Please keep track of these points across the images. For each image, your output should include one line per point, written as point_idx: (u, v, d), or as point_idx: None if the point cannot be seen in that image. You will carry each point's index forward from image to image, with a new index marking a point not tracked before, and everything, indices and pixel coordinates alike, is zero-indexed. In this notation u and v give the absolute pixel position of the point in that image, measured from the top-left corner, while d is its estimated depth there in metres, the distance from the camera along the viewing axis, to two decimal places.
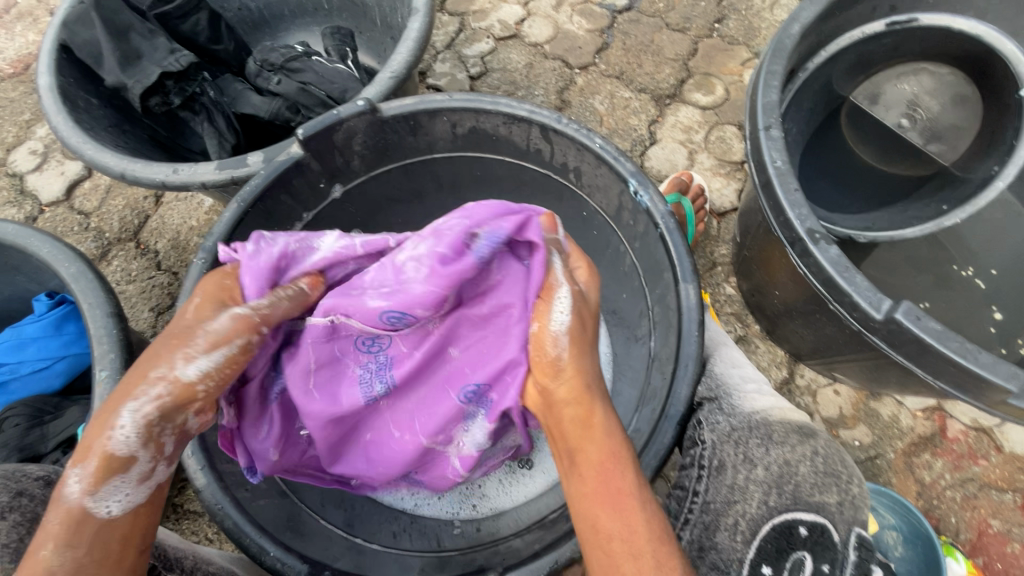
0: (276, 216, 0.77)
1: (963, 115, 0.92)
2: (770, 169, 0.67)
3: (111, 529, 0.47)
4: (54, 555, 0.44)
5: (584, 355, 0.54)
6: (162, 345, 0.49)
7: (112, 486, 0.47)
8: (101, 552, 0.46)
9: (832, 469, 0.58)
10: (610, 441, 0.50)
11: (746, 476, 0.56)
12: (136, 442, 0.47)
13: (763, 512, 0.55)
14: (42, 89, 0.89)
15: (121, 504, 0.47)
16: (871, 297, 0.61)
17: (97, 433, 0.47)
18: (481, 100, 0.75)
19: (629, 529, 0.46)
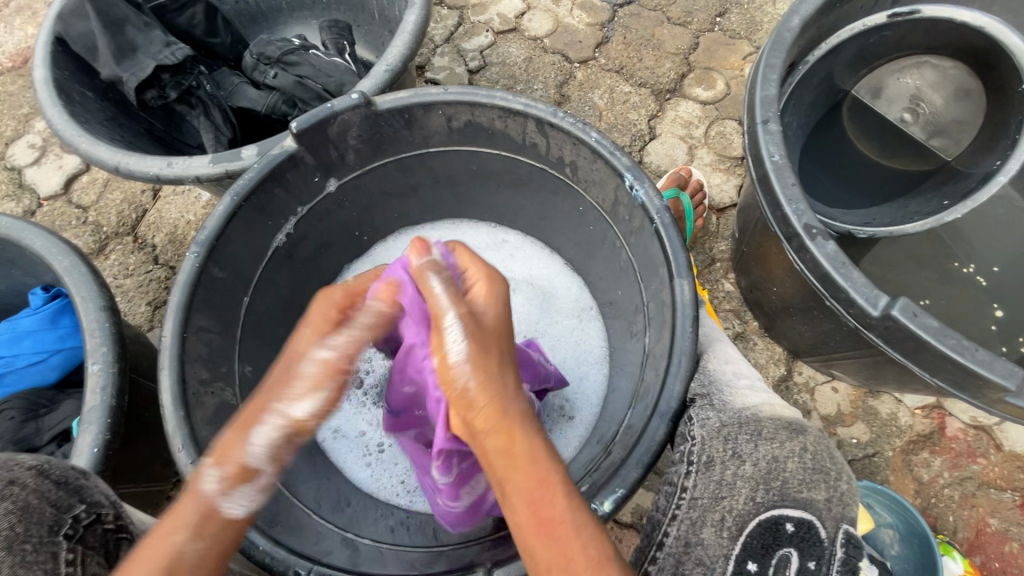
0: (271, 211, 0.77)
1: (967, 108, 0.90)
2: (768, 163, 0.66)
3: (234, 529, 0.50)
4: (187, 545, 0.47)
5: (490, 379, 0.51)
6: (274, 385, 0.55)
7: (241, 493, 0.51)
8: (221, 546, 0.49)
9: (821, 466, 0.57)
10: (536, 465, 0.48)
11: (734, 472, 0.56)
12: (267, 458, 0.53)
13: (750, 508, 0.54)
14: (37, 82, 0.89)
15: (244, 510, 0.51)
16: (867, 293, 0.60)
17: (234, 444, 0.52)
18: (477, 93, 0.74)
19: (567, 559, 0.45)
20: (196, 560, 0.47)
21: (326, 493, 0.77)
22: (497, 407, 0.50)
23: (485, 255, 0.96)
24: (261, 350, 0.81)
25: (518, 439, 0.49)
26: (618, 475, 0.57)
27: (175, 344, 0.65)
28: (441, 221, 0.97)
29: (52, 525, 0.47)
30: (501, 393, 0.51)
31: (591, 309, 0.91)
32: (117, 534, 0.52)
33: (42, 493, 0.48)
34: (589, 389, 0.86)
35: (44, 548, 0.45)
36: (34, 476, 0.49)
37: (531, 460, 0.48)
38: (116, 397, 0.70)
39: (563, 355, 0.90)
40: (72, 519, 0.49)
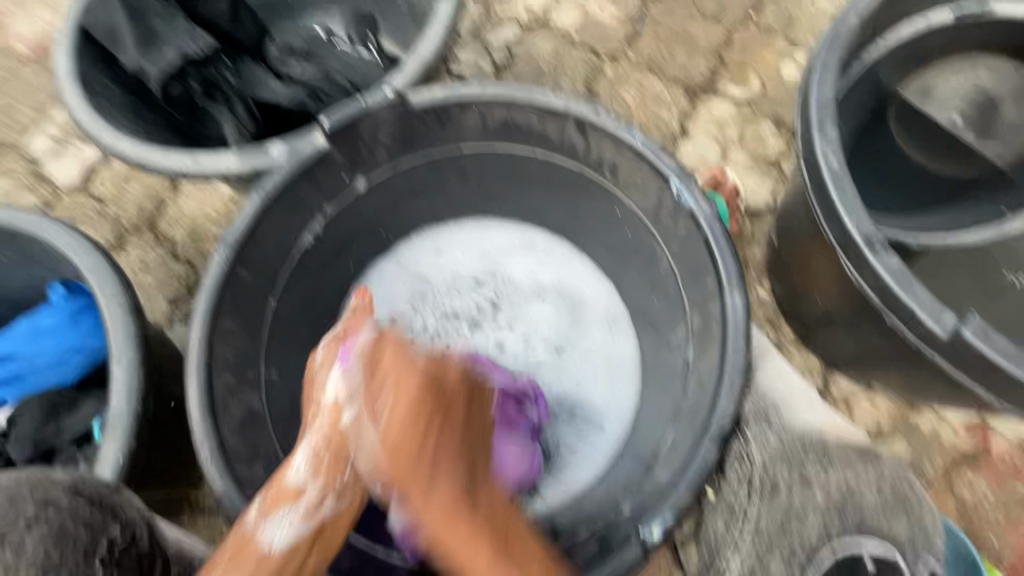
0: (298, 211, 0.75)
1: (1023, 113, 0.84)
2: (824, 170, 0.63)
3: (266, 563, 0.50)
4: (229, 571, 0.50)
5: (397, 445, 0.55)
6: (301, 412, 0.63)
7: (282, 514, 0.54)
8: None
9: (897, 495, 0.63)
10: (456, 524, 0.51)
11: (803, 498, 0.64)
12: (307, 472, 0.56)
13: (821, 536, 0.62)
14: (60, 74, 0.86)
15: (286, 535, 0.52)
16: (933, 310, 0.57)
17: (283, 464, 0.58)
18: (515, 92, 0.71)
19: None
20: None
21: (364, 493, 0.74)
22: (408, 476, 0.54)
23: (514, 258, 0.93)
24: (286, 353, 0.79)
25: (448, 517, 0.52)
26: (666, 497, 0.55)
27: (203, 350, 0.64)
28: (466, 219, 0.93)
29: (86, 548, 0.44)
30: (411, 471, 0.54)
31: (621, 317, 0.88)
32: (151, 555, 0.50)
33: (77, 515, 0.46)
34: (620, 400, 0.83)
35: (80, 573, 0.43)
36: (69, 495, 0.47)
37: (450, 517, 0.52)
38: (141, 401, 0.68)
39: (593, 364, 0.87)
40: (107, 541, 0.46)
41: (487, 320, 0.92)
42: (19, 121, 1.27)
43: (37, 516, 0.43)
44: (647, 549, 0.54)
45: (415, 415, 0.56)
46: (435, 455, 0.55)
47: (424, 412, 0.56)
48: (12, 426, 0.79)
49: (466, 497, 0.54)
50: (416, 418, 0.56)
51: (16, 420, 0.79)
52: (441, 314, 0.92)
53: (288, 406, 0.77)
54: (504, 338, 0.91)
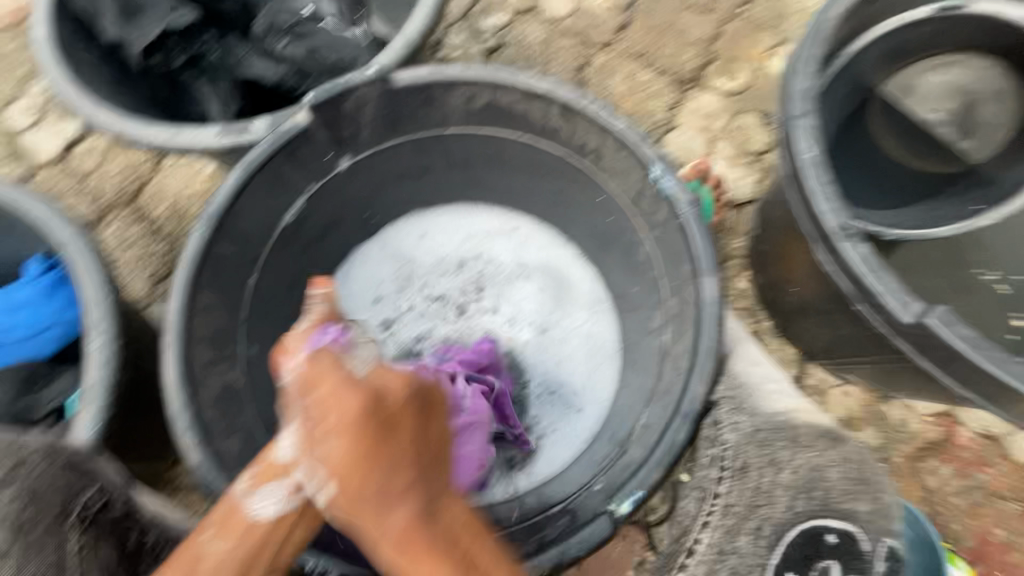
0: (280, 189, 0.74)
1: (999, 110, 0.89)
2: (801, 159, 0.64)
3: (254, 527, 0.51)
4: (212, 541, 0.50)
5: (351, 457, 0.48)
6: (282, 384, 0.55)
7: (267, 492, 0.52)
8: (243, 546, 0.50)
9: (864, 476, 0.61)
10: (415, 544, 0.45)
11: (772, 479, 0.62)
12: (296, 453, 0.52)
13: (788, 516, 0.60)
14: (38, 41, 0.85)
15: (274, 508, 0.52)
16: (900, 299, 0.59)
17: (266, 451, 0.53)
18: (500, 74, 0.71)
19: None
20: (222, 556, 0.49)
21: None
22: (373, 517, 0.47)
23: (498, 242, 0.94)
24: (267, 330, 0.79)
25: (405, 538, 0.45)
26: (635, 476, 0.57)
27: (180, 324, 0.64)
28: (452, 204, 0.94)
29: (60, 509, 0.48)
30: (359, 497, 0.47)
31: (603, 302, 0.89)
32: (126, 519, 0.53)
33: (50, 476, 0.48)
34: (599, 383, 0.85)
35: (53, 534, 0.47)
36: (42, 459, 0.49)
37: (408, 541, 0.45)
38: (117, 373, 0.68)
39: (575, 348, 0.88)
40: (81, 505, 0.49)
41: (472, 306, 0.92)
42: None
43: (9, 478, 0.46)
44: (616, 523, 0.56)
45: (368, 437, 0.47)
46: (392, 477, 0.47)
47: (394, 418, 0.49)
48: None
49: (432, 522, 0.46)
50: (382, 429, 0.48)
51: None
52: (428, 297, 0.93)
53: (268, 385, 0.77)
54: (488, 324, 0.91)
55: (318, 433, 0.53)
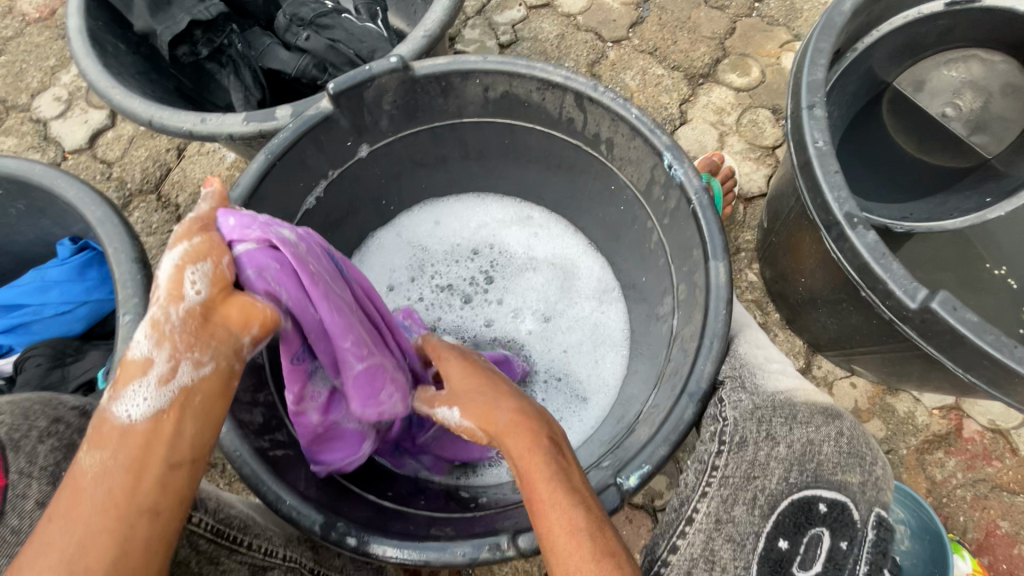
0: (302, 172, 0.76)
1: (1012, 106, 0.88)
2: (811, 149, 0.65)
3: (130, 433, 0.43)
4: (91, 457, 0.43)
5: (463, 388, 0.58)
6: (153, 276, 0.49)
7: (133, 391, 0.44)
8: (125, 454, 0.43)
9: (856, 451, 0.60)
10: (519, 433, 0.51)
11: (768, 452, 0.57)
12: (148, 343, 0.45)
13: (783, 488, 0.55)
14: (71, 31, 0.89)
15: (142, 407, 0.43)
16: (906, 285, 0.60)
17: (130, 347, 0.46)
18: (516, 63, 0.73)
19: (556, 485, 0.47)
20: (104, 467, 0.42)
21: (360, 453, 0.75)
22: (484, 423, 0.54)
23: (510, 231, 0.96)
24: None
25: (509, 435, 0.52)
26: (644, 451, 0.58)
27: None
28: (466, 194, 0.97)
29: None
30: (473, 405, 0.56)
31: (612, 292, 0.91)
32: None
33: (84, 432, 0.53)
34: (608, 369, 0.86)
35: None
36: (76, 416, 0.54)
37: (519, 432, 0.51)
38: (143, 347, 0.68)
39: (583, 336, 0.89)
40: None
41: (479, 296, 0.93)
42: (27, 83, 1.29)
43: (49, 430, 0.50)
44: (624, 497, 0.57)
45: (472, 373, 0.59)
46: (496, 390, 0.56)
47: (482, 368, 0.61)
48: (19, 372, 0.83)
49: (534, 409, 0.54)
50: (478, 370, 0.60)
51: (23, 366, 0.83)
52: (437, 287, 0.93)
53: None
54: (492, 314, 0.92)
55: (175, 321, 0.45)
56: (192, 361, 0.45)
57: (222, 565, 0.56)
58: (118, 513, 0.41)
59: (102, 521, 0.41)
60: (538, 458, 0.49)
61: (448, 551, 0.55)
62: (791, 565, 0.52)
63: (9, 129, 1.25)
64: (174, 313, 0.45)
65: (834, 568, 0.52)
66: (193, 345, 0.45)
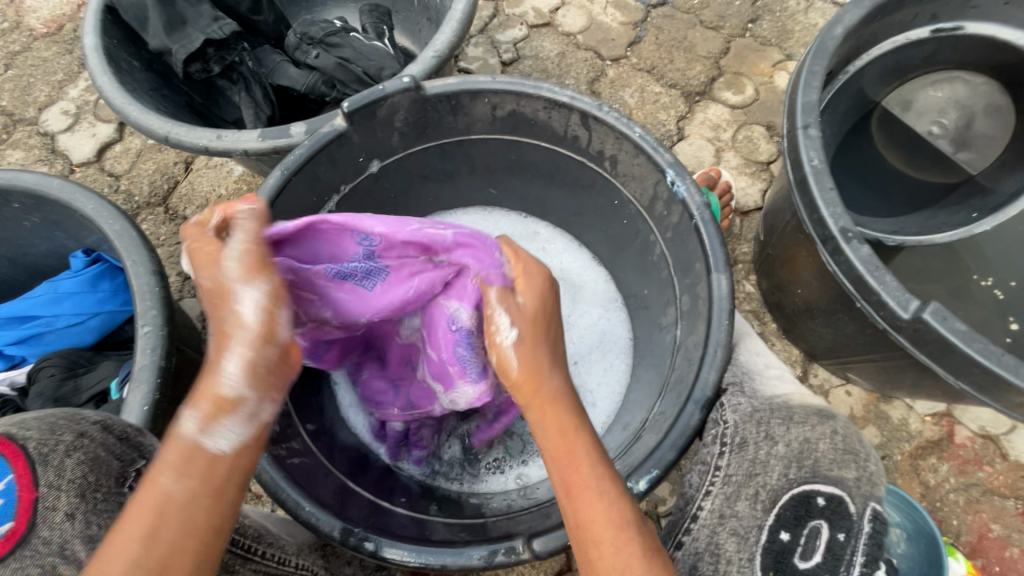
0: (316, 188, 0.79)
1: (995, 125, 0.92)
2: (807, 167, 0.69)
3: (223, 464, 0.48)
4: (175, 486, 0.45)
5: (532, 325, 0.56)
6: (214, 304, 0.51)
7: (228, 426, 0.48)
8: (216, 482, 0.47)
9: (850, 447, 0.60)
10: (570, 416, 0.54)
11: (767, 451, 0.58)
12: (244, 379, 0.49)
13: (782, 482, 0.57)
14: (88, 49, 0.91)
15: (236, 440, 0.48)
16: (899, 296, 0.63)
17: (208, 378, 0.49)
18: (524, 84, 0.76)
19: (600, 481, 0.51)
20: (195, 496, 0.45)
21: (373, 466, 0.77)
22: (534, 382, 0.54)
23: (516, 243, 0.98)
24: None
25: (553, 408, 0.53)
26: (652, 457, 0.60)
27: None
28: (473, 207, 0.98)
29: (118, 476, 0.52)
30: (537, 352, 0.55)
31: (615, 301, 0.94)
32: None
33: (108, 446, 0.53)
34: (614, 378, 0.88)
35: (112, 498, 0.50)
36: (99, 430, 0.53)
37: (564, 410, 0.54)
38: (164, 357, 0.71)
39: (591, 346, 0.91)
40: (134, 473, 0.53)
41: None
42: (35, 97, 1.31)
43: (75, 445, 0.50)
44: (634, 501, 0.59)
45: (543, 314, 0.57)
46: (554, 352, 0.56)
47: (550, 313, 0.58)
48: (32, 383, 0.84)
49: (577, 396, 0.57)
50: (548, 317, 0.57)
51: (36, 377, 0.84)
52: None
53: None
54: None
55: (270, 360, 0.51)
56: (273, 399, 0.52)
57: (237, 574, 0.56)
58: (206, 534, 0.45)
59: (195, 542, 0.44)
60: (582, 443, 0.52)
61: (466, 554, 0.57)
62: (792, 556, 0.54)
63: (16, 142, 1.27)
64: (269, 353, 0.50)
65: (832, 558, 0.54)
66: (275, 386, 0.52)
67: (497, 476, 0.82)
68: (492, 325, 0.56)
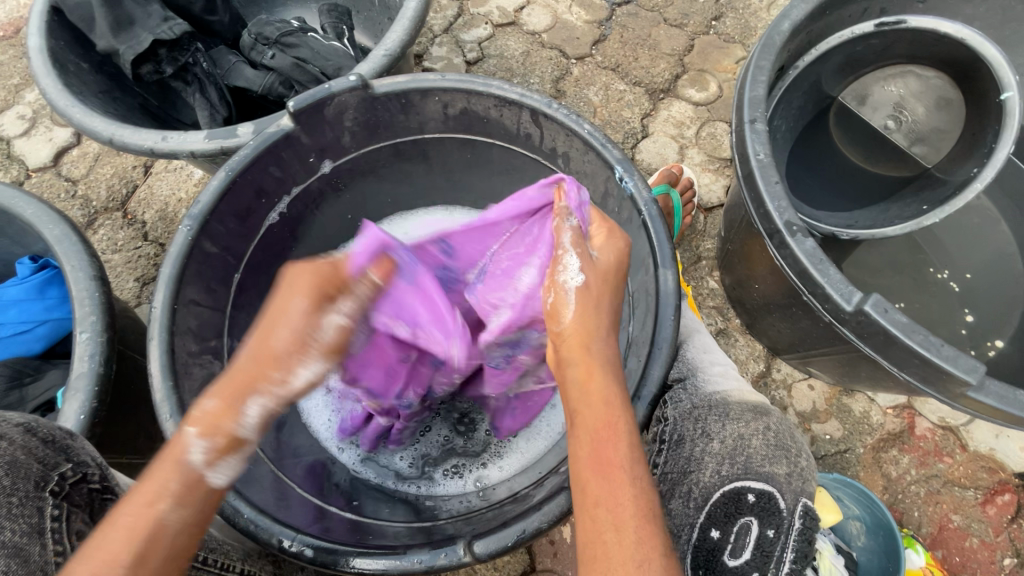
0: (265, 189, 0.77)
1: (947, 117, 0.91)
2: (753, 161, 0.69)
3: (215, 495, 0.48)
4: (169, 512, 0.45)
5: (600, 282, 0.54)
6: (280, 341, 0.49)
7: (227, 464, 0.48)
8: (203, 513, 0.47)
9: (783, 444, 0.60)
10: (614, 388, 0.49)
11: (702, 449, 0.61)
12: (258, 430, 0.50)
13: (715, 480, 0.58)
14: (31, 51, 0.89)
15: (228, 477, 0.48)
16: (842, 289, 0.63)
17: (225, 413, 0.48)
18: (474, 81, 0.75)
19: (634, 473, 0.45)
20: (182, 525, 0.45)
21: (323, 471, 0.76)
22: (584, 338, 0.51)
23: None
24: (249, 327, 0.81)
25: (599, 373, 0.50)
26: None
27: (165, 316, 0.64)
28: (434, 207, 0.98)
29: (38, 480, 0.50)
30: (598, 309, 0.53)
31: None
32: (101, 494, 0.55)
33: (30, 449, 0.50)
34: None
35: (30, 502, 0.48)
36: (21, 433, 0.51)
37: (607, 374, 0.50)
38: (104, 364, 0.69)
39: None
40: (58, 477, 0.51)
41: None
42: None
43: None
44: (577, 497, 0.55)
45: (612, 272, 0.56)
46: (611, 316, 0.54)
47: (619, 275, 0.56)
48: None
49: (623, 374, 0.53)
50: (617, 278, 0.56)
51: None
52: None
53: None
54: None
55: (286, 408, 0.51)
56: None
57: None
58: (183, 560, 0.45)
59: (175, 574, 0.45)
60: (625, 425, 0.48)
61: (406, 559, 0.55)
62: (721, 554, 0.56)
63: None
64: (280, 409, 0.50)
65: (761, 555, 0.55)
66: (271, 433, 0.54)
67: (454, 480, 0.80)
68: (558, 264, 0.55)
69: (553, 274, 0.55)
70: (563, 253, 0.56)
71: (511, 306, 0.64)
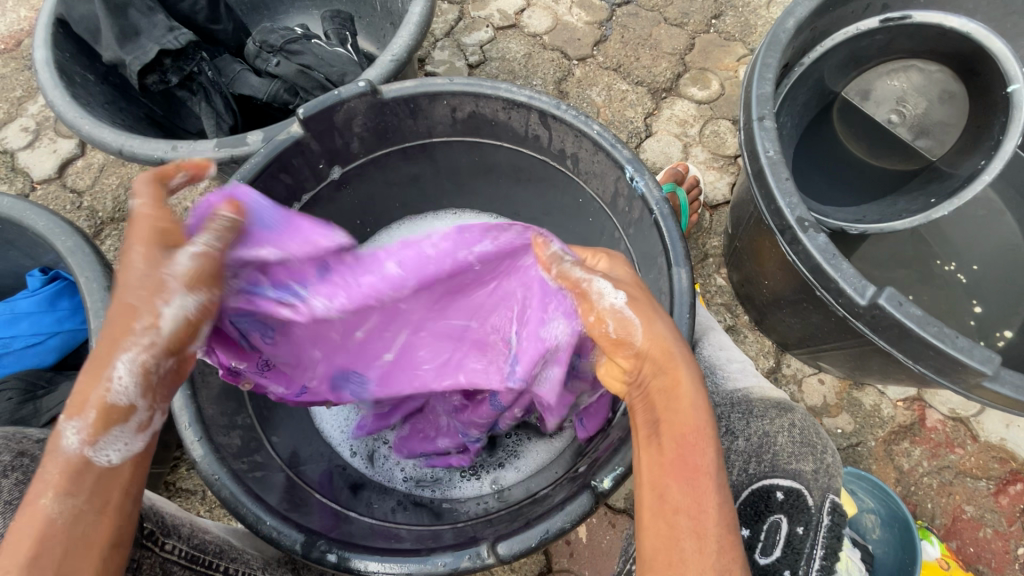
0: (277, 197, 0.78)
1: (950, 111, 0.92)
2: (763, 158, 0.69)
3: (111, 476, 0.43)
4: (54, 503, 0.41)
5: (641, 294, 0.52)
6: (130, 293, 0.43)
7: (113, 436, 0.42)
8: (102, 499, 0.43)
9: (808, 440, 0.61)
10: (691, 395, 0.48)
11: (728, 446, 0.62)
12: (137, 390, 0.43)
13: (743, 479, 0.59)
14: (38, 63, 0.89)
15: (121, 452, 0.43)
16: (856, 283, 0.63)
17: (90, 381, 0.42)
18: (482, 85, 0.76)
19: (719, 479, 0.46)
20: (76, 514, 0.41)
21: (341, 478, 0.76)
22: (665, 347, 0.48)
23: None
24: None
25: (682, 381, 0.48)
26: (619, 454, 0.57)
27: None
28: (444, 212, 0.97)
29: None
30: (662, 317, 0.50)
31: None
32: None
33: None
34: None
35: None
36: None
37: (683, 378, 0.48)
38: None
39: None
40: None
41: None
42: None
43: None
44: (598, 498, 0.55)
45: (640, 284, 0.54)
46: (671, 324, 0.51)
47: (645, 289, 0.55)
48: None
49: None
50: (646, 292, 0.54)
51: None
52: None
53: None
54: None
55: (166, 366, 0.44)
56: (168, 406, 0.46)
57: None
58: (95, 553, 0.42)
59: (87, 560, 0.42)
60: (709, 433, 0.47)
61: (430, 561, 0.56)
62: (752, 552, 0.56)
63: None
64: (154, 364, 0.43)
65: (791, 553, 0.54)
66: (170, 394, 0.46)
67: (471, 481, 0.80)
68: (590, 293, 0.50)
69: (589, 301, 0.50)
70: (587, 281, 0.51)
71: (559, 355, 0.57)
